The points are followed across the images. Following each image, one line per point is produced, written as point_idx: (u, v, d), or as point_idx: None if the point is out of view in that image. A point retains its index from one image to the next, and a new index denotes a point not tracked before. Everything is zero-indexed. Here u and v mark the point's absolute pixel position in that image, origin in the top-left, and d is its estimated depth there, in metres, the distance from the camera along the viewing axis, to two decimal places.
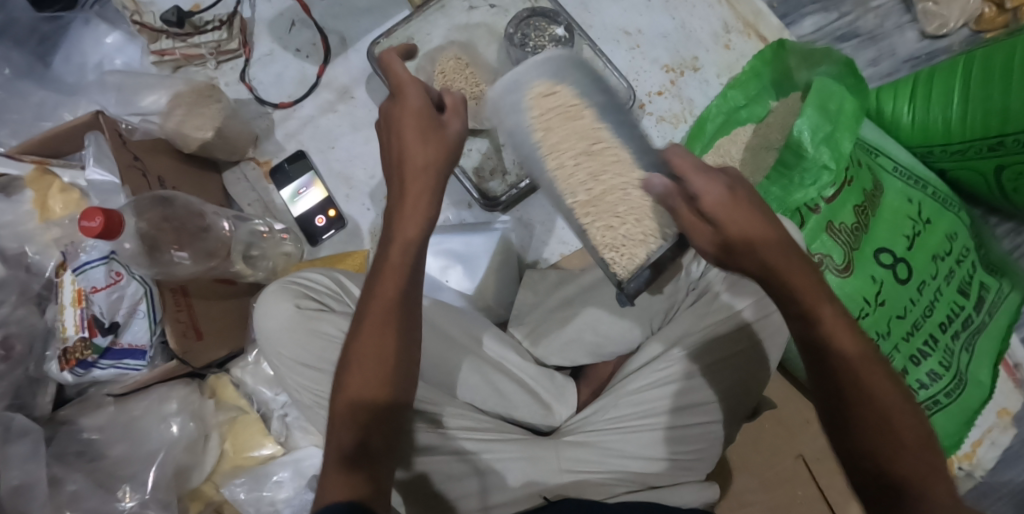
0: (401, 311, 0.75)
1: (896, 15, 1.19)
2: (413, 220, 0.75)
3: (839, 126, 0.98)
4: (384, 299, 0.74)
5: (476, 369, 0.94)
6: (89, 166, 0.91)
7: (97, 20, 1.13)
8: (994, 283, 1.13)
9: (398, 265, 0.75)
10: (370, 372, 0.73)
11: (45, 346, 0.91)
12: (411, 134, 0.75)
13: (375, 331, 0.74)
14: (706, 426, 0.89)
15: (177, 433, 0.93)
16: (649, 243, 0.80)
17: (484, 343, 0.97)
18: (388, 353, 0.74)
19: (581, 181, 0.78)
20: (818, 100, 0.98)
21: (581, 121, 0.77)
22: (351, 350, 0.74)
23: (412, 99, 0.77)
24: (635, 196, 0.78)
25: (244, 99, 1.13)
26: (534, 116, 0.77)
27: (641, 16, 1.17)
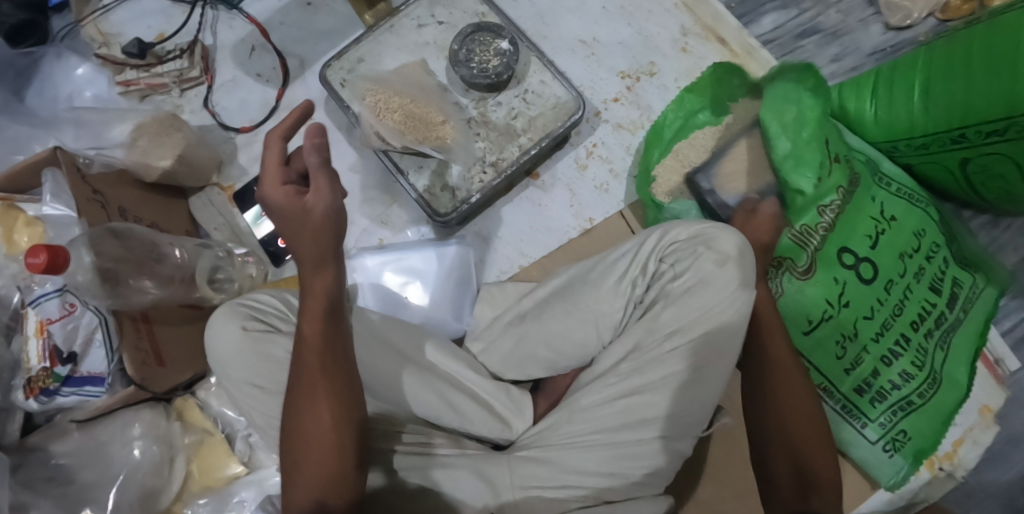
0: (330, 346, 0.76)
1: (858, 9, 1.17)
2: (319, 285, 0.77)
3: (801, 141, 1.01)
4: (314, 345, 0.76)
5: (428, 385, 0.94)
6: (46, 201, 0.94)
7: (69, 53, 1.17)
8: (969, 278, 1.10)
9: (318, 315, 0.76)
10: (318, 408, 0.74)
11: (13, 376, 0.93)
12: (293, 233, 0.74)
13: (314, 376, 0.75)
14: (663, 442, 0.89)
15: (139, 456, 0.95)
16: (433, 123, 0.99)
17: (438, 359, 0.98)
18: (334, 391, 0.75)
19: (393, 110, 0.98)
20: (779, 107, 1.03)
21: (404, 103, 0.99)
22: (294, 398, 0.75)
23: (274, 194, 0.73)
24: (434, 117, 0.99)
25: (208, 125, 1.15)
26: (375, 103, 0.98)
27: (598, 25, 1.17)
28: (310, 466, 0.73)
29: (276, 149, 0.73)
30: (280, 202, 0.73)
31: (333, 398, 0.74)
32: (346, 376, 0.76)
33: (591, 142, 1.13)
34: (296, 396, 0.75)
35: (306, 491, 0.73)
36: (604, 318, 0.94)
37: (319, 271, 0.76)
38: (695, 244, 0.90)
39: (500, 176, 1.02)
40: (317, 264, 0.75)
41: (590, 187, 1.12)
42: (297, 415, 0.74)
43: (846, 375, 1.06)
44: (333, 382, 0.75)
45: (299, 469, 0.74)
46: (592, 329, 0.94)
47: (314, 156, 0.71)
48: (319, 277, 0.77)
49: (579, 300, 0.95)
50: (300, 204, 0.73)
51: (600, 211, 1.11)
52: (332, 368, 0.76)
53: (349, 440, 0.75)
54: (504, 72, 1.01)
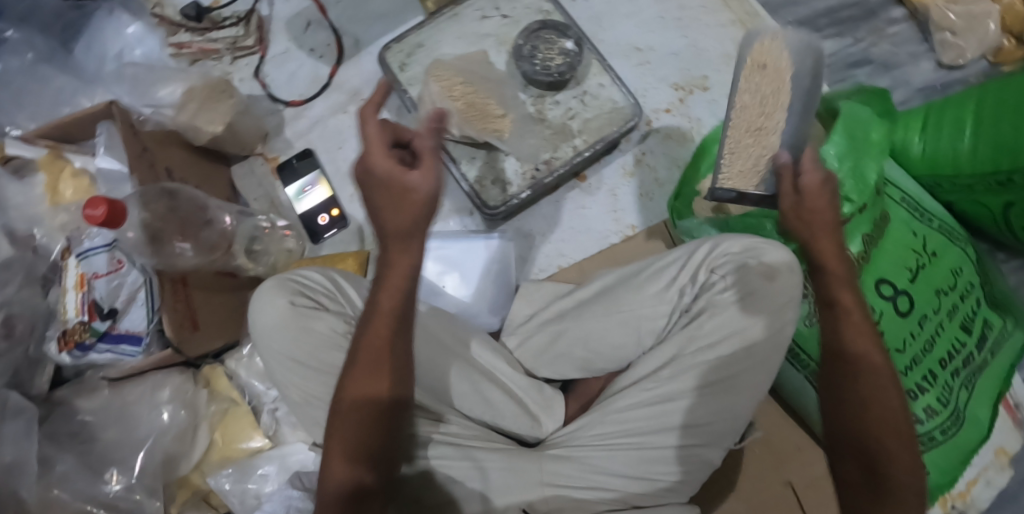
0: (397, 326, 0.73)
1: (912, 44, 1.18)
2: (400, 259, 0.73)
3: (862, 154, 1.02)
4: (381, 320, 0.73)
5: (467, 378, 0.94)
6: (99, 153, 0.93)
7: (121, 10, 1.14)
8: (999, 320, 1.11)
9: (390, 295, 0.72)
10: (372, 385, 0.72)
11: (46, 326, 0.92)
12: (385, 208, 0.72)
13: (373, 351, 0.73)
14: (692, 450, 0.89)
15: (167, 421, 0.94)
16: (492, 115, 0.99)
17: (478, 353, 0.97)
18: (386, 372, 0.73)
19: (459, 94, 0.98)
20: (846, 126, 1.03)
21: (469, 91, 0.99)
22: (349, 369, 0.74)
23: (378, 168, 0.71)
24: (495, 109, 0.99)
25: (257, 95, 1.14)
26: (443, 86, 0.98)
27: (652, 33, 1.16)
28: (349, 440, 0.72)
29: (374, 125, 0.73)
30: (386, 171, 0.71)
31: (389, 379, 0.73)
32: (403, 358, 0.74)
33: (640, 150, 1.13)
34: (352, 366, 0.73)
35: (345, 467, 0.71)
36: (647, 323, 0.94)
37: (400, 249, 0.72)
38: (745, 257, 0.90)
39: (551, 175, 1.03)
40: (402, 239, 0.72)
41: (632, 194, 1.12)
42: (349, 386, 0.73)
43: None
44: (389, 362, 0.73)
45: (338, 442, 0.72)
46: (632, 334, 0.94)
47: (431, 137, 0.71)
48: (399, 259, 0.73)
49: (622, 304, 0.94)
50: (403, 181, 0.71)
51: (642, 219, 1.11)
52: (391, 348, 0.73)
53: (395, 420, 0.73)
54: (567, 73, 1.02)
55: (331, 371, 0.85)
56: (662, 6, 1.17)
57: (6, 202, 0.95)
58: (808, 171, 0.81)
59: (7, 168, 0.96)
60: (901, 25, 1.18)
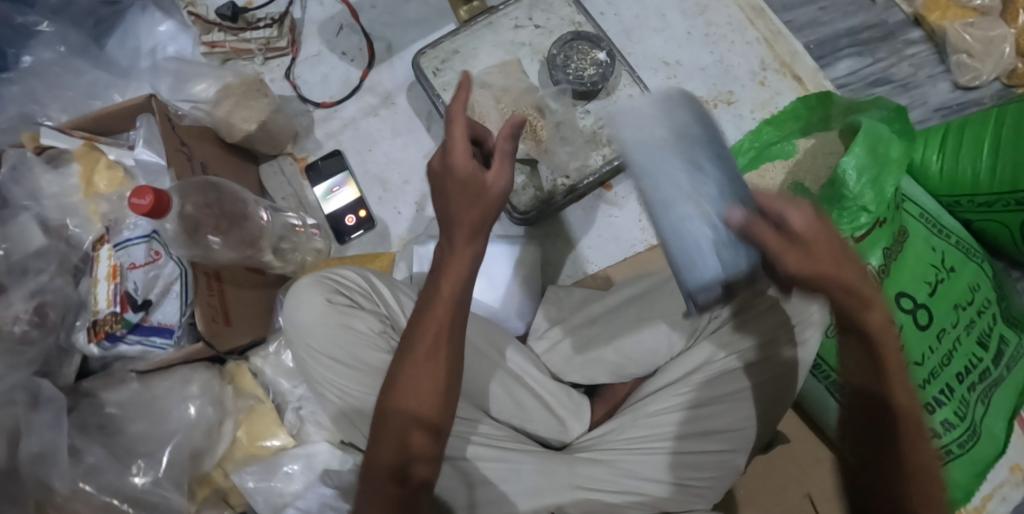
0: (452, 331, 0.77)
1: (930, 65, 1.21)
2: (464, 252, 0.78)
3: (887, 170, 1.02)
4: (436, 323, 0.77)
5: (506, 387, 0.95)
6: (138, 146, 0.93)
7: (153, 8, 1.16)
8: (1015, 337, 1.14)
9: (447, 298, 0.77)
10: (421, 390, 0.75)
11: (77, 316, 0.92)
12: (456, 199, 0.78)
13: (426, 359, 0.76)
14: (722, 454, 0.90)
15: (195, 416, 0.92)
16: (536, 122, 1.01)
17: (507, 356, 0.98)
18: (438, 379, 0.76)
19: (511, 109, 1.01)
20: (869, 141, 1.02)
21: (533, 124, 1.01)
22: (401, 370, 0.76)
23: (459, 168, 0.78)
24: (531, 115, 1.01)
25: (288, 96, 1.14)
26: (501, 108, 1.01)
27: (681, 48, 1.19)
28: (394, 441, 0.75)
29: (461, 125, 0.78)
30: (467, 172, 0.77)
31: (437, 384, 0.76)
32: (454, 361, 0.77)
33: None
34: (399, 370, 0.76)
35: (390, 453, 0.75)
36: (678, 328, 0.95)
37: (463, 245, 0.78)
38: None
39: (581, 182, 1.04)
40: (472, 230, 0.78)
41: None
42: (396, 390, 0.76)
43: None
44: (440, 363, 0.76)
45: (383, 431, 0.76)
46: (664, 338, 0.95)
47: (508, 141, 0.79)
48: (456, 257, 0.78)
49: (655, 308, 0.96)
50: (481, 179, 0.78)
51: None
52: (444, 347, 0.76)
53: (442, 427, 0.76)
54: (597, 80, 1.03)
55: (367, 369, 0.85)
56: (690, 21, 1.20)
57: (40, 192, 0.94)
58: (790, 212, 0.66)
59: (42, 157, 0.95)
60: (919, 46, 1.22)
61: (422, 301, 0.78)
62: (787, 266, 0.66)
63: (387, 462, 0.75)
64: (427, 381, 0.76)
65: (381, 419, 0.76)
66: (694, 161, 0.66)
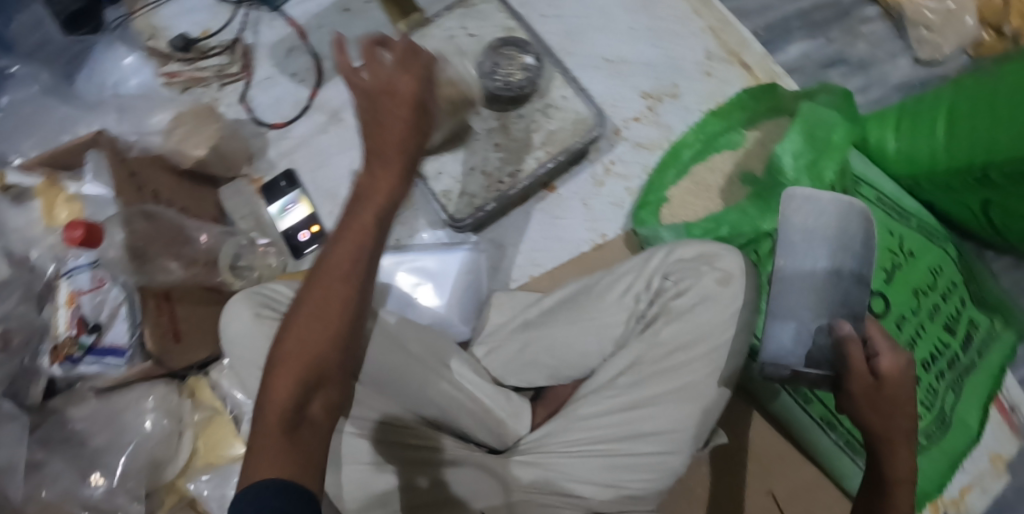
0: (360, 269, 0.72)
1: (888, 42, 1.17)
2: (383, 176, 0.72)
3: (826, 156, 0.99)
4: (345, 256, 0.71)
5: (445, 394, 0.94)
6: (86, 180, 0.99)
7: (119, 42, 1.21)
8: (985, 321, 1.08)
9: (364, 226, 0.72)
10: (321, 336, 0.71)
11: (41, 341, 0.99)
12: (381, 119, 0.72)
13: (331, 301, 0.71)
14: (657, 457, 0.88)
15: (150, 429, 0.99)
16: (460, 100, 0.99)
17: (450, 366, 0.96)
18: (343, 323, 0.71)
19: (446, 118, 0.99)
20: (807, 127, 1.00)
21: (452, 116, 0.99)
22: (304, 309, 0.71)
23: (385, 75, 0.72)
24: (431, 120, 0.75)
25: (242, 119, 1.20)
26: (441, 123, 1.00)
27: (624, 44, 1.18)
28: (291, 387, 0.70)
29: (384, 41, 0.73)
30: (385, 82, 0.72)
31: (338, 327, 0.71)
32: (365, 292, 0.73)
33: (610, 159, 1.15)
34: (302, 312, 0.71)
35: (289, 388, 0.70)
36: (607, 331, 0.95)
37: (389, 167, 0.71)
38: (700, 263, 0.91)
39: (515, 187, 1.06)
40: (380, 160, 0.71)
41: (604, 203, 1.14)
42: (299, 335, 0.71)
43: None
44: (351, 286, 0.71)
45: (282, 361, 0.70)
46: (594, 341, 0.95)
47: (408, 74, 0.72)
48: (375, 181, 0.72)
49: (584, 311, 0.96)
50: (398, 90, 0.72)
51: (613, 227, 1.13)
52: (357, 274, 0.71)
53: (343, 362, 0.73)
54: (529, 85, 1.06)
55: None
56: (634, 16, 1.19)
57: (5, 224, 1.02)
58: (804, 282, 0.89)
59: (7, 195, 1.02)
60: (875, 24, 1.18)
61: (339, 221, 0.72)
62: (852, 392, 0.81)
63: (280, 415, 0.69)
64: (329, 322, 0.71)
65: (276, 363, 0.71)
66: (831, 257, 0.90)
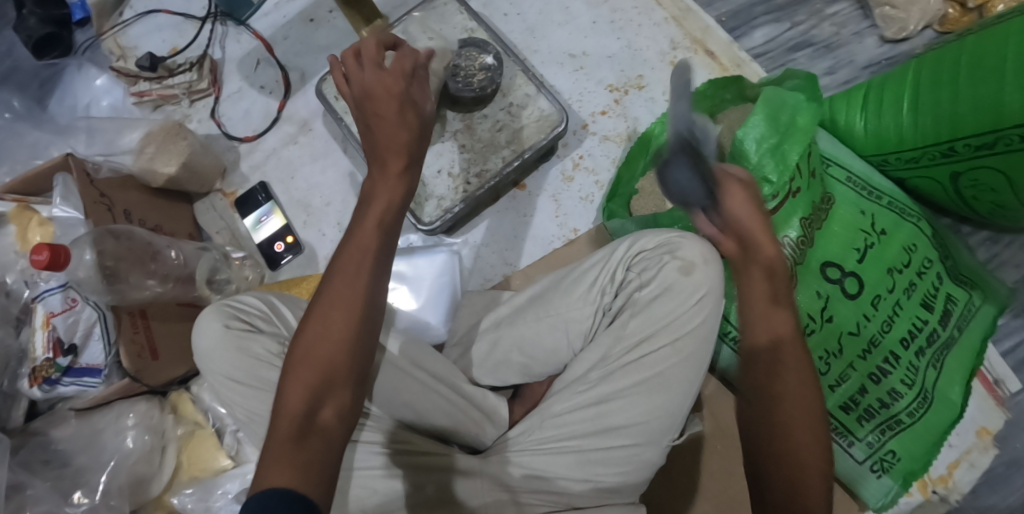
0: (372, 271, 0.75)
1: (854, 22, 1.17)
2: (390, 179, 0.76)
3: (794, 137, 0.98)
4: (356, 259, 0.75)
5: (425, 397, 0.93)
6: (55, 203, 0.99)
7: (89, 65, 1.23)
8: (964, 295, 1.07)
9: (374, 229, 0.75)
10: (329, 339, 0.73)
11: (20, 364, 1.00)
12: (386, 117, 0.76)
13: (342, 302, 0.74)
14: (629, 450, 0.88)
15: (131, 446, 1.00)
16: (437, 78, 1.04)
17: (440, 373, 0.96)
18: (354, 324, 0.73)
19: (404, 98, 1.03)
20: (770, 111, 0.98)
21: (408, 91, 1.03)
22: (316, 312, 0.74)
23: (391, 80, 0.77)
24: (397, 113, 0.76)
25: (214, 134, 1.21)
26: None
27: (587, 39, 1.18)
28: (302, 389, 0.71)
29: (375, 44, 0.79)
30: (385, 86, 0.77)
31: (350, 329, 0.73)
32: (373, 301, 0.75)
33: (578, 154, 1.15)
34: (315, 314, 0.74)
35: (301, 397, 0.71)
36: (575, 326, 0.95)
37: (394, 177, 0.76)
38: (662, 253, 0.91)
39: (483, 187, 1.06)
40: (390, 162, 0.76)
41: (574, 198, 1.14)
42: (312, 337, 0.73)
43: (830, 391, 1.04)
44: (361, 289, 0.74)
45: (295, 372, 0.72)
46: (562, 337, 0.95)
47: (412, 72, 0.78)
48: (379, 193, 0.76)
49: (551, 308, 0.96)
50: (404, 97, 0.77)
51: (584, 222, 1.13)
52: (364, 282, 0.74)
53: (354, 369, 0.74)
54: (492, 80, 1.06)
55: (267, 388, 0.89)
56: (595, 10, 1.19)
57: None
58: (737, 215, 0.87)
59: None
60: (839, 4, 1.17)
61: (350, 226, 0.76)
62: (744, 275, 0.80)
63: (292, 417, 0.70)
64: (341, 321, 0.73)
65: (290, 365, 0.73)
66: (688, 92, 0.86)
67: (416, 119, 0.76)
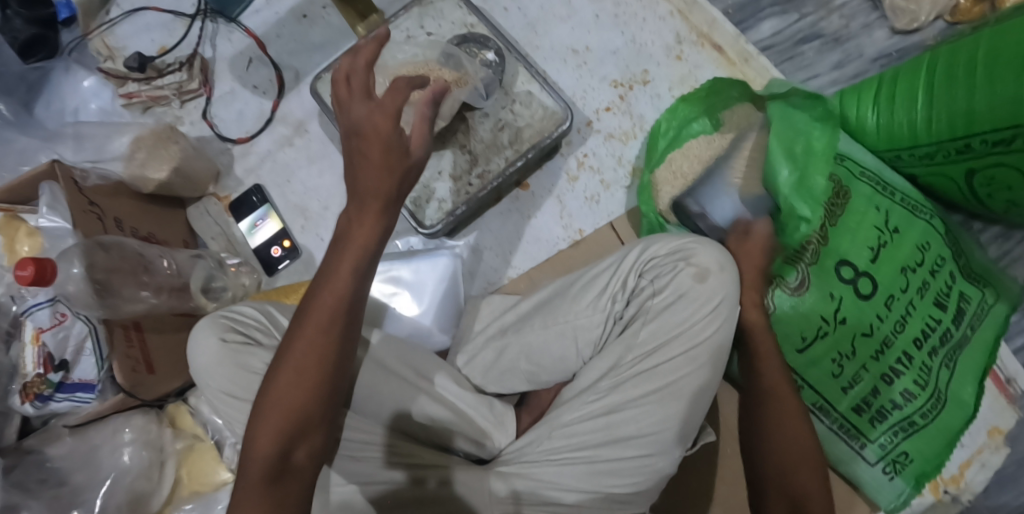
0: (347, 314, 0.76)
1: (863, 13, 1.13)
2: (369, 218, 0.74)
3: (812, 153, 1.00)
4: (330, 300, 0.75)
5: (403, 393, 0.91)
6: (42, 212, 0.94)
7: (76, 66, 1.19)
8: (976, 293, 1.05)
9: (350, 271, 0.75)
10: (301, 383, 0.74)
11: (11, 380, 0.96)
12: (374, 158, 0.72)
13: (314, 345, 0.75)
14: (641, 460, 0.87)
15: (129, 461, 0.98)
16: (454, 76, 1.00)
17: (437, 381, 0.94)
18: (327, 366, 0.75)
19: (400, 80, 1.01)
20: (784, 127, 1.01)
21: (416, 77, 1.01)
22: (288, 352, 0.75)
23: (383, 111, 0.72)
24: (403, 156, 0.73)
25: (206, 137, 1.17)
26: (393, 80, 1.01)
27: (589, 33, 1.15)
28: (272, 431, 0.73)
29: (369, 55, 0.74)
30: (374, 118, 0.72)
31: (323, 372, 0.75)
32: (344, 346, 0.76)
33: (583, 153, 1.12)
34: (286, 354, 0.75)
35: (272, 441, 0.73)
36: (584, 333, 0.92)
37: (371, 223, 0.74)
38: (676, 259, 0.88)
39: (486, 188, 1.03)
40: (376, 200, 0.73)
41: (579, 198, 1.11)
42: (282, 377, 0.75)
43: (843, 393, 1.02)
44: (333, 334, 0.75)
45: (267, 414, 0.74)
46: (570, 344, 0.93)
47: (430, 110, 0.74)
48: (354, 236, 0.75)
49: (559, 314, 0.93)
50: (388, 134, 0.72)
51: (590, 222, 1.11)
52: (337, 330, 0.75)
53: (326, 410, 0.76)
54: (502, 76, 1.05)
55: None
56: (597, 4, 1.15)
57: None
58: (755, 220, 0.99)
59: None
60: None
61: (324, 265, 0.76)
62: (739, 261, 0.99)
63: (262, 460, 0.73)
64: (314, 364, 0.75)
65: (261, 403, 0.75)
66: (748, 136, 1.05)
67: (401, 164, 0.73)
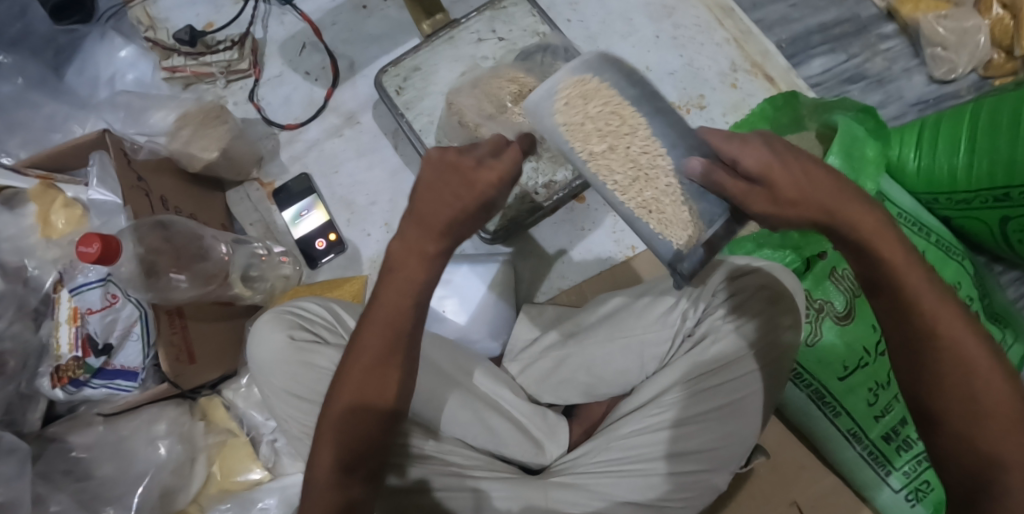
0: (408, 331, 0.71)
1: (905, 58, 1.19)
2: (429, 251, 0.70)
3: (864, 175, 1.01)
4: (390, 320, 0.71)
5: (468, 405, 0.90)
6: (91, 185, 0.89)
7: (113, 33, 1.13)
8: (999, 334, 1.09)
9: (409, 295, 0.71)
10: (363, 400, 0.71)
11: (39, 362, 0.90)
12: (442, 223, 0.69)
13: (375, 364, 0.71)
14: (700, 475, 0.86)
15: (164, 455, 0.92)
16: None
17: (475, 377, 0.95)
18: (389, 384, 0.71)
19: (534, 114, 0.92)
20: (845, 145, 1.01)
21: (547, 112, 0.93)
22: (349, 370, 0.72)
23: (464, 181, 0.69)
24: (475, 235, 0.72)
25: (252, 119, 1.13)
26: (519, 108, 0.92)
27: (649, 52, 1.18)
28: (334, 447, 0.71)
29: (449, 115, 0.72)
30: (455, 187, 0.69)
31: (385, 390, 0.71)
32: (407, 365, 0.72)
33: None
34: (347, 370, 0.72)
35: (336, 458, 0.71)
36: (650, 349, 0.93)
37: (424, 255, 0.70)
38: (751, 281, 0.89)
39: (549, 199, 1.05)
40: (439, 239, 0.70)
41: None
42: (344, 393, 0.72)
43: (876, 421, 1.01)
44: (394, 351, 0.71)
45: (329, 433, 0.71)
46: (635, 359, 0.93)
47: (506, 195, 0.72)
48: (411, 261, 0.71)
49: (626, 328, 0.94)
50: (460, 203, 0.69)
51: (642, 239, 1.11)
52: (397, 352, 0.71)
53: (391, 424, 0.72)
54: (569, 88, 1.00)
55: None
56: (658, 24, 1.19)
57: None
58: (748, 153, 0.68)
59: None
60: (894, 40, 1.20)
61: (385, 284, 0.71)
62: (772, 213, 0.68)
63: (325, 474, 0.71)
64: (374, 383, 0.71)
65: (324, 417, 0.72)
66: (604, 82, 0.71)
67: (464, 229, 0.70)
